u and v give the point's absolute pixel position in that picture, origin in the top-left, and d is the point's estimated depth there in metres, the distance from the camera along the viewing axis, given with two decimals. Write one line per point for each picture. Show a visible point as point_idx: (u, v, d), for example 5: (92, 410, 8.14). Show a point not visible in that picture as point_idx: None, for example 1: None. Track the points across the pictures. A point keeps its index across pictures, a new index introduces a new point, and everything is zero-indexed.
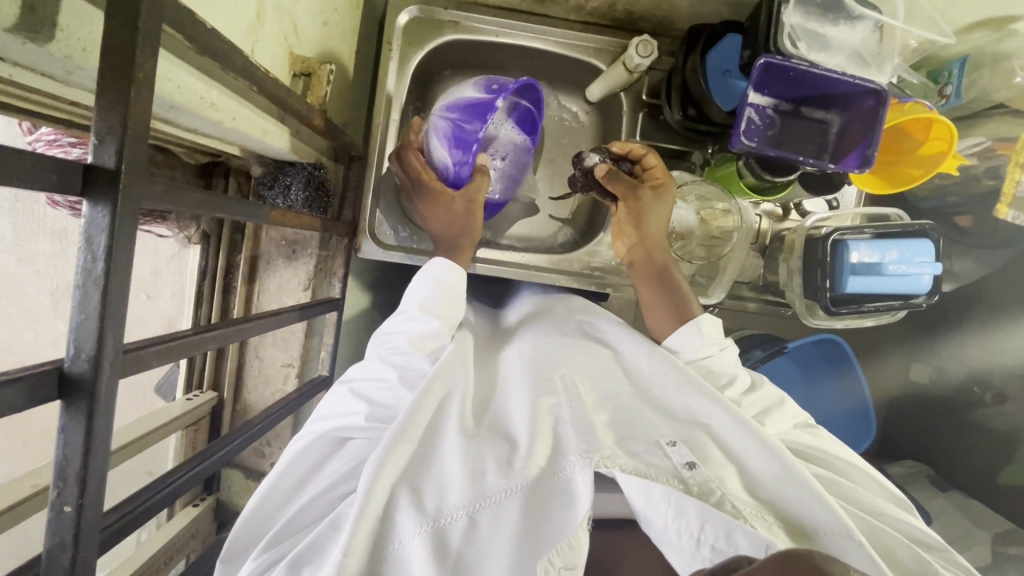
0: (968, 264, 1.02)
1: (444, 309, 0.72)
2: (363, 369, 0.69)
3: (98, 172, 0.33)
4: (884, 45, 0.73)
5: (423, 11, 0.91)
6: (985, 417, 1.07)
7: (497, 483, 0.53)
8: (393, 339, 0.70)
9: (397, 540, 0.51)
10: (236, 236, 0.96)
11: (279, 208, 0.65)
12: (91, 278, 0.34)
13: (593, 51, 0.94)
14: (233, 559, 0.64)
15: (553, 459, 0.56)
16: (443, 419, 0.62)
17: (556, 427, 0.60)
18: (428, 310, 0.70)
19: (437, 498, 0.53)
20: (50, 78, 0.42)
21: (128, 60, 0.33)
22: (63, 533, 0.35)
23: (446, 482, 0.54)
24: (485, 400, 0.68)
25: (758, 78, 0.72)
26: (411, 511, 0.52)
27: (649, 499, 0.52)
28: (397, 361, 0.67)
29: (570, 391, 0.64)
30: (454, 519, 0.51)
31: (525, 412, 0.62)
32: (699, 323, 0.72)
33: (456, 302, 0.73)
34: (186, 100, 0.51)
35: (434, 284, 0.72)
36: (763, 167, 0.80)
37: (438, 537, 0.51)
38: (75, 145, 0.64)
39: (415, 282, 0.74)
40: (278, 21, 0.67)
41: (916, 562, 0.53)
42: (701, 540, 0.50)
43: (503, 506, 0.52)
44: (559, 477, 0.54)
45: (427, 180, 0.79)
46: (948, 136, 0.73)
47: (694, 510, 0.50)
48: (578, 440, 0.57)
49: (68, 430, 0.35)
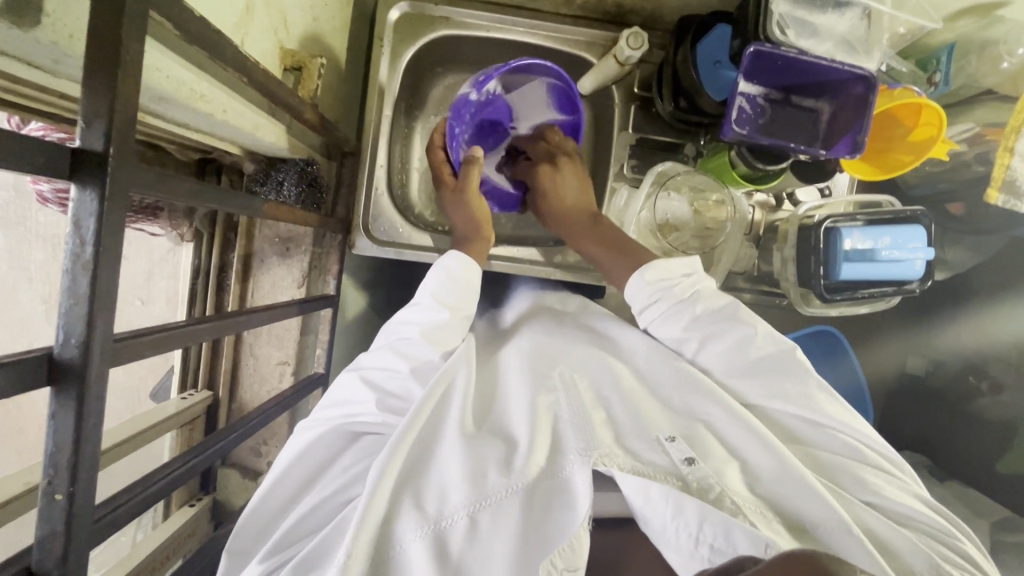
0: (961, 252, 1.02)
1: (455, 300, 0.71)
2: (373, 358, 0.67)
3: (87, 156, 0.33)
4: (872, 31, 0.74)
5: (413, 7, 0.91)
6: (985, 407, 1.06)
7: (498, 484, 0.52)
8: (403, 331, 0.69)
9: (399, 543, 0.50)
10: (230, 234, 0.95)
11: (273, 201, 0.65)
12: (79, 262, 0.33)
13: (584, 44, 0.94)
14: (241, 554, 0.65)
15: (552, 458, 0.55)
16: (443, 421, 0.60)
17: (556, 427, 0.59)
18: (440, 301, 0.70)
19: (438, 501, 0.52)
20: (37, 67, 0.42)
21: (115, 42, 0.33)
22: (55, 521, 0.35)
23: (446, 481, 0.54)
24: (486, 400, 0.67)
25: (748, 67, 0.73)
26: (413, 513, 0.51)
27: (647, 498, 0.52)
28: (408, 352, 0.66)
29: (569, 387, 0.64)
30: (455, 520, 0.51)
31: (524, 410, 0.61)
32: (641, 273, 0.70)
33: (467, 295, 0.73)
34: (175, 91, 0.51)
35: (444, 277, 0.72)
36: (755, 156, 0.80)
37: (438, 539, 0.50)
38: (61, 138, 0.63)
39: (427, 274, 0.73)
40: (268, 15, 0.67)
41: (916, 553, 0.53)
42: (700, 539, 0.49)
43: (503, 506, 0.52)
44: (559, 478, 0.54)
45: (441, 171, 0.87)
46: (937, 121, 0.73)
47: (693, 509, 0.50)
48: (577, 438, 0.56)
49: (58, 416, 0.34)
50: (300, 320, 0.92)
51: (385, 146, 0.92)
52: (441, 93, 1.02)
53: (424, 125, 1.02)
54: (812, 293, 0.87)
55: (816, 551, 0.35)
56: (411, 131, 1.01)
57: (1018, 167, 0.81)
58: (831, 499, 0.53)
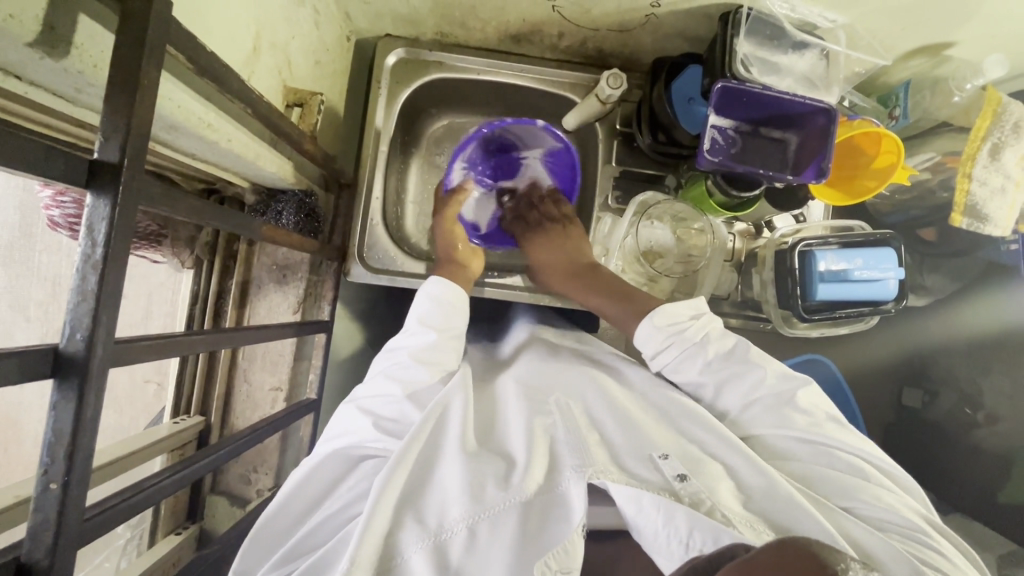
0: (938, 278, 1.06)
1: (442, 321, 0.74)
2: (368, 388, 0.69)
3: (102, 166, 0.37)
4: (830, 70, 0.80)
5: (409, 53, 0.99)
6: (980, 439, 1.06)
7: (496, 498, 0.53)
8: (395, 357, 0.71)
9: (400, 554, 0.51)
10: (229, 261, 0.98)
11: (271, 224, 0.68)
12: (90, 261, 0.36)
13: (567, 85, 1.01)
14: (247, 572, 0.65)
15: (550, 475, 0.56)
16: (442, 440, 0.60)
17: (551, 445, 0.60)
18: (426, 324, 0.73)
19: (439, 514, 0.53)
20: (62, 97, 0.47)
21: (137, 68, 0.37)
22: (48, 511, 0.36)
23: (446, 496, 0.55)
24: (487, 419, 0.66)
25: (718, 103, 0.78)
26: (415, 526, 0.52)
27: (638, 507, 0.52)
28: (402, 376, 0.68)
29: (564, 412, 0.64)
30: (454, 532, 0.52)
31: (520, 430, 0.61)
32: (652, 316, 0.72)
33: (455, 316, 0.75)
34: (186, 120, 0.55)
35: (433, 300, 0.75)
36: (729, 182, 0.85)
37: (438, 549, 0.51)
38: (77, 191, 0.69)
39: (414, 299, 0.76)
40: (273, 56, 0.73)
41: (898, 561, 0.52)
42: (689, 544, 0.49)
43: (502, 520, 0.52)
44: (557, 493, 0.55)
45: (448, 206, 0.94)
46: (897, 149, 0.79)
47: (682, 516, 0.50)
48: (572, 455, 0.57)
49: (59, 407, 0.36)
50: (295, 344, 0.95)
51: (381, 179, 0.98)
52: (434, 132, 1.08)
53: (418, 160, 1.08)
54: (792, 314, 0.90)
55: (809, 542, 0.35)
56: (406, 166, 1.07)
57: (978, 192, 0.86)
58: (816, 513, 0.54)
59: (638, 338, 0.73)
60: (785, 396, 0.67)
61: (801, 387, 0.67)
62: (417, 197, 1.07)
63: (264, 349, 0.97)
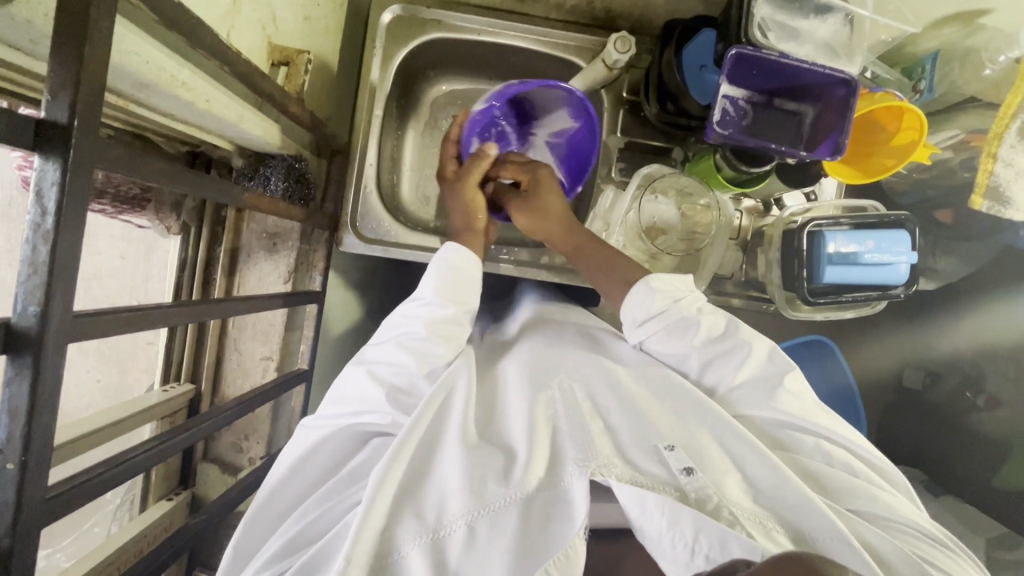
0: (952, 261, 1.02)
1: (459, 294, 0.70)
2: (379, 351, 0.67)
3: (48, 126, 0.34)
4: (854, 37, 0.75)
5: (406, 10, 0.92)
6: (979, 423, 1.04)
7: (497, 494, 0.51)
8: (408, 323, 0.68)
9: (396, 552, 0.50)
10: (218, 228, 0.96)
11: (253, 190, 0.64)
12: (40, 231, 0.34)
13: (574, 49, 0.94)
14: (244, 556, 0.65)
15: (553, 469, 0.54)
16: (443, 431, 0.59)
17: (554, 437, 0.57)
18: (443, 295, 0.68)
19: (438, 507, 0.52)
20: (17, 49, 0.43)
21: (83, 16, 0.33)
22: (6, 491, 0.35)
23: (446, 489, 0.53)
24: (488, 404, 0.64)
25: (731, 70, 0.73)
26: (412, 521, 0.51)
27: (643, 508, 0.50)
28: (415, 346, 0.65)
29: (571, 399, 0.61)
30: (453, 529, 0.50)
31: (523, 418, 0.59)
32: (648, 281, 0.69)
33: (469, 289, 0.71)
34: (155, 76, 0.52)
35: (445, 269, 0.70)
36: (739, 158, 0.81)
37: (435, 548, 0.50)
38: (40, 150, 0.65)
39: (425, 269, 0.72)
40: (256, 10, 0.68)
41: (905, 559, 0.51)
42: (696, 549, 0.47)
43: (501, 516, 0.51)
44: (560, 488, 0.53)
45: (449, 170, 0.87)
46: (920, 126, 0.75)
47: (688, 519, 0.48)
48: (575, 448, 0.55)
49: (14, 383, 0.35)
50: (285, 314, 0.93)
51: (376, 145, 0.93)
52: (434, 97, 1.04)
53: (416, 126, 1.03)
54: (797, 297, 0.86)
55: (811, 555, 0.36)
56: (403, 133, 1.02)
57: (1002, 174, 0.80)
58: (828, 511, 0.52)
59: (633, 306, 0.70)
60: (775, 379, 0.65)
61: (789, 373, 0.65)
62: (415, 164, 1.03)
63: (254, 319, 0.95)
